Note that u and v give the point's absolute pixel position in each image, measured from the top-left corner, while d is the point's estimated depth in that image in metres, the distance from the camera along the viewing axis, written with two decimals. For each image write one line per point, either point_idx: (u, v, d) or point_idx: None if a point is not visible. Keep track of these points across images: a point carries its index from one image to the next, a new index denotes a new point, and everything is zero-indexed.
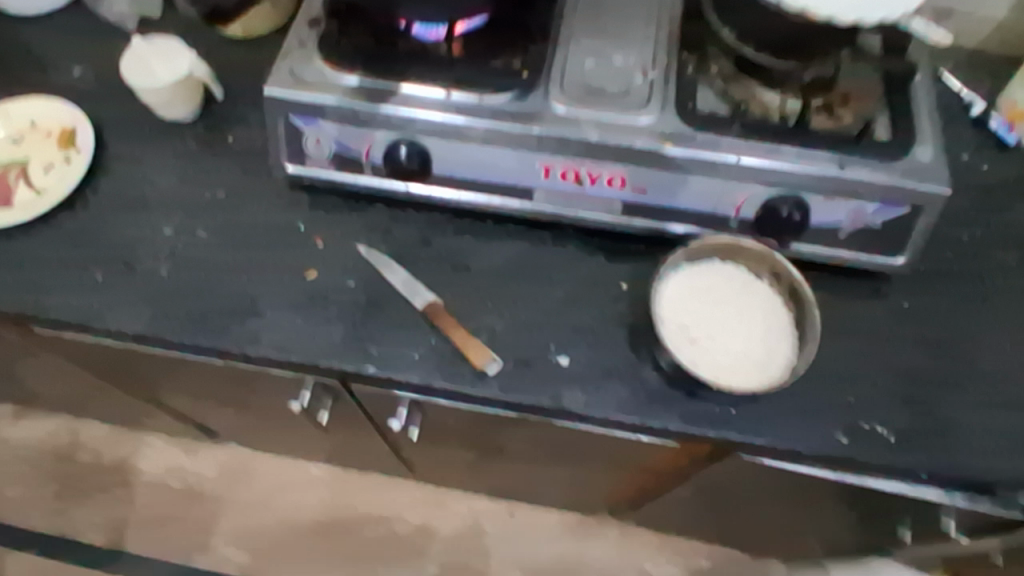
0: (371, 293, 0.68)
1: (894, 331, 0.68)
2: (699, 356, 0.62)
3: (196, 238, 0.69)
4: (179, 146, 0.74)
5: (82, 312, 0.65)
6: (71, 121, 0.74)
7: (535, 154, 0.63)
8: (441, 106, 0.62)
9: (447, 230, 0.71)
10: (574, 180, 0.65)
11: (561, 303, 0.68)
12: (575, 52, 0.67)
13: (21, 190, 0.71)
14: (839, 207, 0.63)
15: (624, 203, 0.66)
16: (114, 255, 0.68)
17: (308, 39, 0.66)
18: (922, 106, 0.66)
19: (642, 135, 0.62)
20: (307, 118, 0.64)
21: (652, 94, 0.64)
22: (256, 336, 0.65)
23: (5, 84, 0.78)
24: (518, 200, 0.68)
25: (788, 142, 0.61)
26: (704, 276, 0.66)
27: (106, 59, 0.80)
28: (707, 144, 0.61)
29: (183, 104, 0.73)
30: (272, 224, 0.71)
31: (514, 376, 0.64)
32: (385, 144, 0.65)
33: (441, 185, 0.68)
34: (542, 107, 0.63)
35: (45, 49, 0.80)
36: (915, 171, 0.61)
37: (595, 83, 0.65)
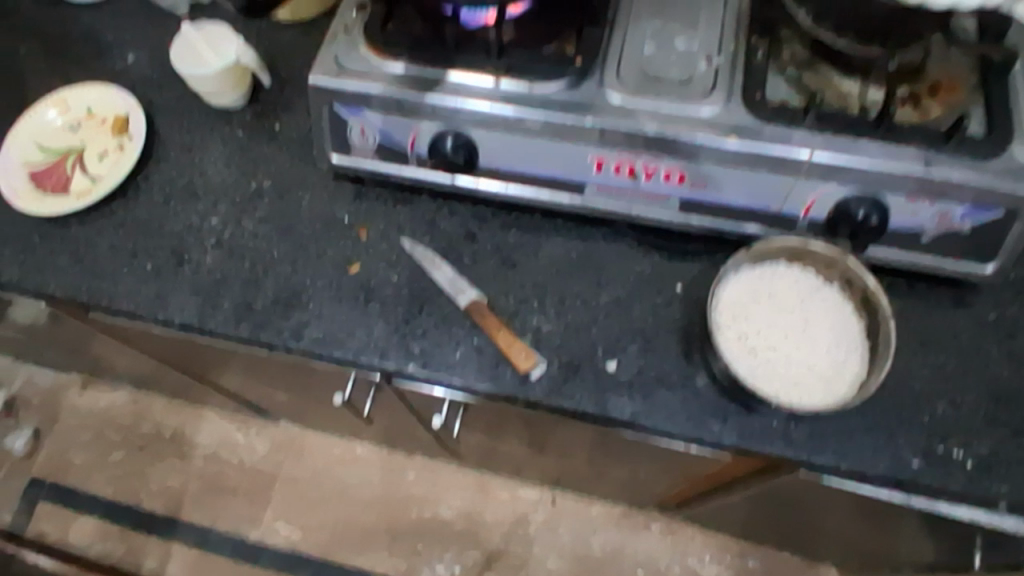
0: (414, 288, 0.66)
1: (978, 346, 0.62)
2: (759, 366, 0.58)
3: (241, 228, 0.69)
4: (228, 134, 0.74)
5: (131, 301, 0.66)
6: (125, 108, 0.75)
7: (588, 147, 0.59)
8: (490, 95, 0.59)
9: (493, 224, 0.69)
10: (629, 175, 0.61)
11: (611, 305, 0.65)
12: (634, 35, 0.63)
13: (78, 176, 0.71)
14: (922, 210, 0.57)
15: (681, 200, 0.62)
16: (163, 244, 0.68)
17: (355, 25, 0.64)
18: (1023, 98, 0.59)
19: (704, 127, 0.57)
20: (352, 108, 0.62)
21: (716, 83, 0.59)
22: (298, 330, 0.64)
23: (61, 67, 0.79)
24: (569, 194, 0.64)
25: (867, 137, 0.56)
26: (768, 279, 0.61)
27: (158, 45, 0.79)
28: (776, 138, 0.56)
29: (233, 91, 0.73)
30: (318, 215, 0.69)
31: (559, 381, 0.62)
32: (431, 135, 0.62)
33: (488, 178, 0.65)
34: (596, 96, 0.59)
35: (102, 34, 0.81)
36: (1014, 172, 0.55)
37: (655, 71, 0.60)
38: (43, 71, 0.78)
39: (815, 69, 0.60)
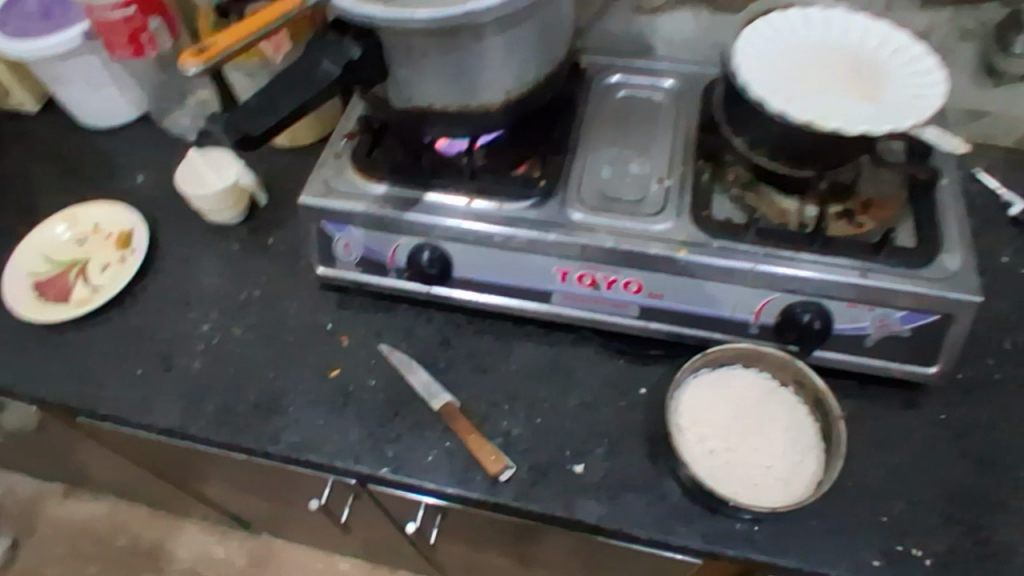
0: (390, 392, 0.69)
1: (931, 446, 0.64)
2: (718, 468, 0.60)
3: (229, 335, 0.73)
4: (223, 248, 0.79)
5: (118, 405, 0.69)
6: (129, 223, 0.80)
7: (552, 258, 0.64)
8: (463, 212, 0.65)
9: (468, 330, 0.72)
10: (590, 285, 0.65)
11: (579, 407, 0.67)
12: (593, 160, 0.70)
13: (80, 286, 0.76)
14: (863, 315, 0.61)
15: (640, 307, 0.66)
16: (154, 351, 0.72)
17: (343, 151, 0.71)
18: (950, 213, 0.64)
19: (657, 241, 0.62)
20: (338, 224, 0.68)
21: (667, 202, 0.66)
22: (277, 434, 0.66)
23: (74, 188, 0.85)
24: (537, 302, 0.68)
25: (805, 249, 0.61)
26: (725, 383, 0.64)
27: (166, 168, 0.87)
28: (722, 251, 0.61)
29: (232, 210, 0.79)
30: (302, 323, 0.73)
31: (528, 484, 0.63)
32: (409, 249, 0.67)
33: (461, 287, 0.69)
34: (559, 214, 0.65)
35: (115, 158, 0.88)
36: (942, 280, 0.59)
37: (612, 192, 0.67)
38: (57, 191, 0.85)
39: (755, 189, 0.65)
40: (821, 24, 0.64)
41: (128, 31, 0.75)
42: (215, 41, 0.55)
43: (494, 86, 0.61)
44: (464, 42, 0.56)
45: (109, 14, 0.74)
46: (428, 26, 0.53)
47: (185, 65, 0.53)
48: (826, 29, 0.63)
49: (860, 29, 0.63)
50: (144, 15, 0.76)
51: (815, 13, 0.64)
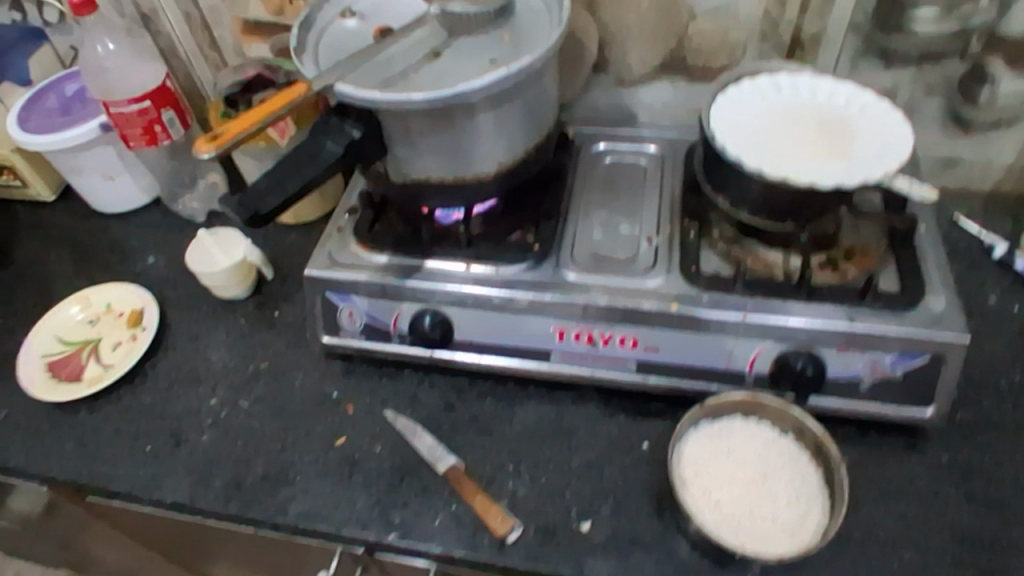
0: (396, 457, 0.70)
1: (936, 489, 0.65)
2: (723, 519, 0.60)
3: (238, 408, 0.74)
4: (231, 323, 0.82)
5: (128, 482, 0.69)
6: (141, 303, 0.83)
7: (549, 318, 0.67)
8: (462, 278, 0.68)
9: (471, 393, 0.74)
10: (588, 342, 0.67)
11: (583, 466, 0.68)
12: (585, 223, 0.73)
13: (92, 365, 0.78)
14: (855, 360, 0.63)
15: (637, 362, 0.67)
16: (163, 426, 0.73)
17: (346, 226, 0.74)
18: (930, 259, 0.67)
19: (649, 297, 0.65)
20: (342, 294, 0.70)
21: (657, 260, 0.68)
22: (285, 504, 0.67)
23: (88, 272, 0.89)
24: (537, 361, 0.70)
25: (792, 298, 0.63)
26: (725, 435, 0.65)
27: (176, 249, 0.90)
28: (713, 304, 0.64)
29: (239, 286, 0.82)
30: (308, 393, 0.75)
31: (536, 545, 0.63)
32: (411, 315, 0.70)
33: (462, 350, 0.71)
34: (554, 275, 0.68)
35: (127, 241, 0.92)
36: (927, 322, 0.61)
37: (603, 252, 0.70)
38: (72, 276, 0.88)
39: (741, 243, 0.69)
40: (790, 87, 0.68)
41: (143, 123, 0.80)
42: (226, 127, 0.57)
43: (487, 158, 0.65)
44: (458, 119, 0.60)
45: (125, 109, 0.78)
46: (424, 106, 0.57)
47: (200, 152, 0.55)
48: (795, 92, 0.67)
49: (827, 90, 0.67)
50: (159, 107, 0.80)
51: (784, 78, 0.69)
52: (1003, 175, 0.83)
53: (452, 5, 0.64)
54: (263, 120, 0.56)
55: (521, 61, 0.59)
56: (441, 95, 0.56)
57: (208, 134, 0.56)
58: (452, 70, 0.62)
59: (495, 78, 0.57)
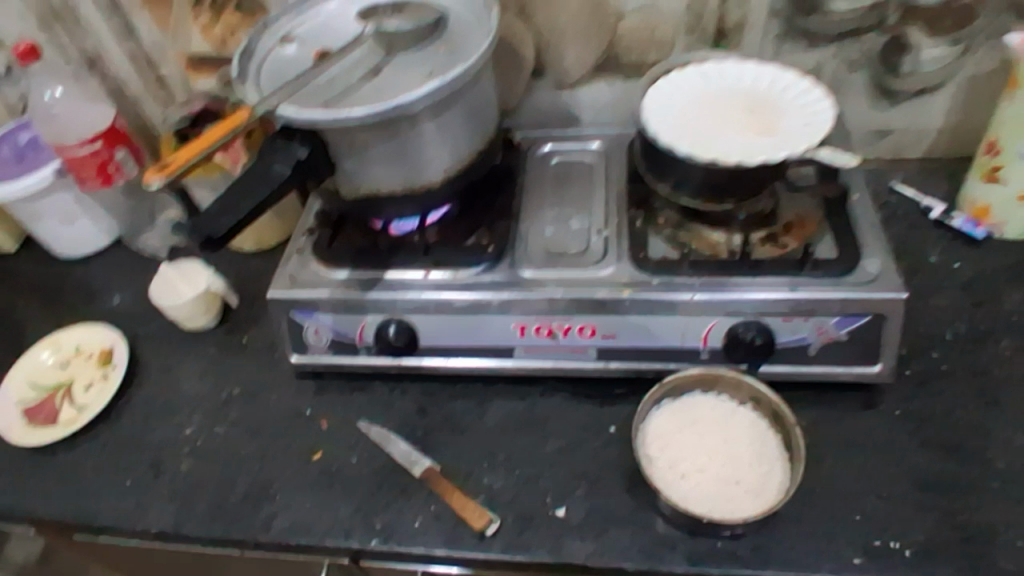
0: (374, 466, 0.71)
1: (892, 441, 0.68)
2: (691, 489, 0.63)
3: (214, 434, 0.75)
4: (201, 352, 0.82)
5: (111, 517, 0.70)
6: (110, 341, 0.84)
7: (510, 315, 0.68)
8: (422, 284, 0.70)
9: (442, 397, 0.75)
10: (548, 334, 0.69)
11: (556, 454, 0.70)
12: (537, 221, 0.75)
13: (65, 407, 0.79)
14: (802, 326, 0.66)
15: (598, 349, 0.69)
16: (142, 459, 0.74)
17: (305, 245, 0.76)
18: (864, 223, 0.70)
19: (603, 285, 0.67)
20: (306, 312, 0.72)
21: (607, 250, 0.71)
22: (268, 521, 0.68)
23: (55, 316, 0.89)
24: (501, 358, 0.71)
25: (738, 273, 0.66)
26: (687, 409, 0.67)
27: (141, 285, 0.91)
28: (662, 286, 0.66)
29: (205, 315, 0.82)
30: (282, 412, 0.76)
31: (515, 535, 0.65)
32: (375, 325, 0.71)
33: (430, 355, 0.73)
34: (511, 274, 0.70)
35: (92, 283, 0.92)
36: (866, 284, 0.65)
37: (556, 247, 0.72)
38: (39, 322, 0.89)
39: (686, 227, 0.71)
40: (717, 75, 0.71)
41: (96, 164, 0.81)
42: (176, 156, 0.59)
43: (432, 166, 0.67)
44: (400, 131, 0.63)
45: (77, 150, 0.79)
46: (365, 120, 0.59)
47: (150, 183, 0.57)
48: (722, 78, 0.70)
49: (753, 74, 0.70)
50: (110, 147, 0.81)
51: (711, 66, 0.72)
52: (934, 139, 0.87)
53: (386, 24, 0.67)
54: (210, 148, 0.58)
55: (454, 71, 0.61)
56: (381, 110, 0.58)
57: (158, 166, 0.58)
58: (391, 86, 0.64)
59: (429, 90, 0.60)
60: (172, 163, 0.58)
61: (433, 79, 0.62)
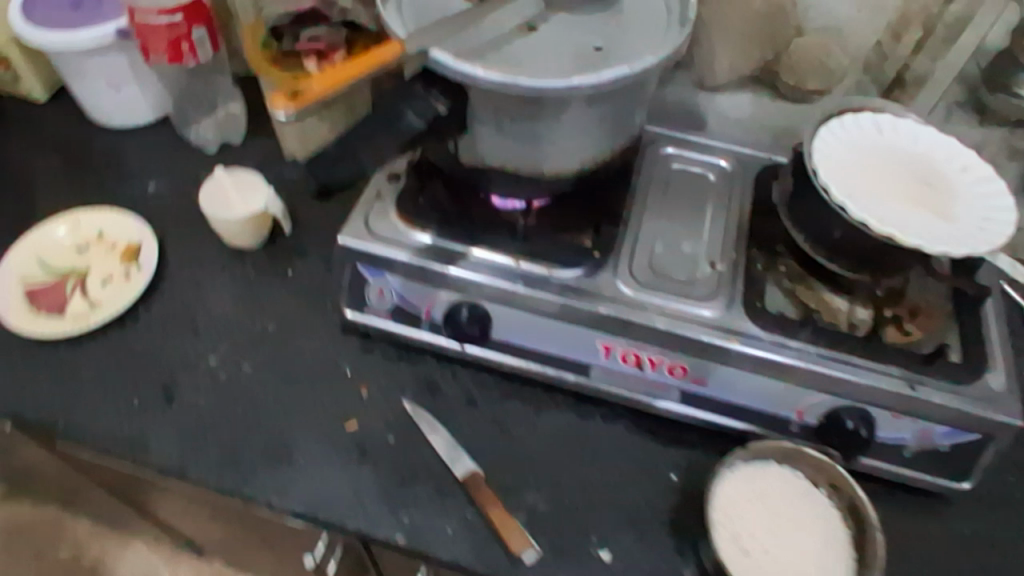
0: (409, 452, 0.64)
1: (957, 563, 0.64)
2: (752, 570, 0.58)
3: (240, 372, 0.67)
4: (238, 274, 0.74)
5: (111, 438, 0.63)
6: (139, 236, 0.74)
7: (599, 334, 0.62)
8: (509, 273, 0.63)
9: (495, 394, 0.68)
10: (635, 363, 0.63)
11: (607, 488, 0.64)
12: (646, 233, 0.67)
13: (76, 299, 0.71)
14: (906, 426, 0.61)
15: (682, 391, 0.64)
16: (155, 380, 0.66)
17: (386, 191, 0.67)
18: (994, 332, 0.64)
19: (709, 328, 0.61)
20: (375, 270, 0.64)
21: (720, 288, 0.63)
22: (285, 485, 0.62)
23: (79, 190, 0.80)
24: (575, 373, 0.65)
25: (858, 353, 0.60)
26: (761, 480, 0.62)
27: (181, 177, 0.81)
28: (773, 345, 0.60)
29: (251, 237, 0.73)
30: (318, 365, 0.68)
31: (552, 569, 0.59)
32: (447, 305, 0.64)
33: (496, 349, 0.66)
34: (610, 287, 0.63)
35: (126, 161, 0.82)
36: (988, 400, 0.59)
37: (662, 269, 0.64)
38: (59, 191, 0.79)
39: (809, 285, 0.64)
40: (893, 130, 0.63)
41: (169, 38, 0.70)
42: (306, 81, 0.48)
43: (568, 155, 0.58)
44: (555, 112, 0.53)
45: (152, 19, 0.68)
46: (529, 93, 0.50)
47: (278, 112, 0.46)
48: (897, 136, 0.63)
49: (931, 141, 0.63)
50: (190, 24, 0.70)
51: (887, 118, 0.64)
52: None
53: None
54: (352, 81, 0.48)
55: (647, 61, 0.51)
56: (568, 90, 0.49)
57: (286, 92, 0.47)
58: (552, 49, 0.55)
59: (614, 76, 0.50)
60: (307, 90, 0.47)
61: (608, 61, 0.54)
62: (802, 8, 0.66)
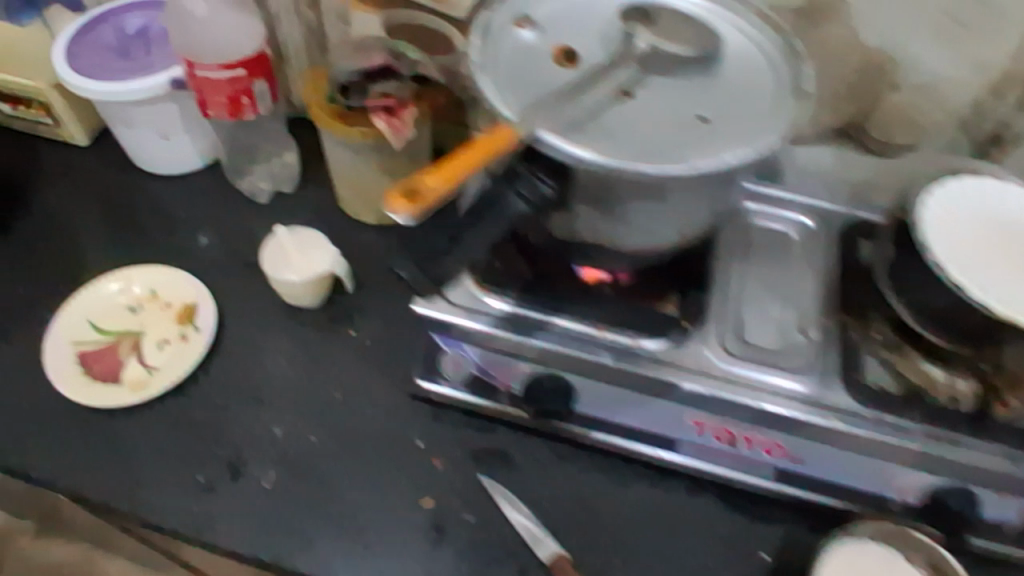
0: (488, 532, 0.60)
1: None
2: None
3: (306, 443, 0.64)
4: (299, 336, 0.71)
5: (176, 518, 0.60)
6: (194, 295, 0.72)
7: (689, 410, 0.59)
8: (592, 344, 0.59)
9: (575, 466, 0.65)
10: (729, 441, 0.60)
11: (697, 569, 0.60)
12: (732, 297, 0.64)
13: (132, 364, 0.68)
14: (1012, 506, 0.58)
15: (777, 469, 0.61)
16: (219, 454, 0.63)
17: None
18: None
19: (809, 406, 0.57)
20: (450, 340, 0.61)
21: (817, 360, 0.60)
22: (360, 570, 0.58)
23: (129, 244, 0.77)
24: (663, 449, 0.62)
25: (969, 432, 0.56)
26: (856, 559, 0.59)
27: (234, 229, 0.78)
28: (877, 423, 0.57)
29: (312, 295, 0.70)
30: (388, 436, 0.65)
31: None
32: (528, 377, 0.61)
33: (580, 422, 0.63)
34: (702, 360, 0.59)
35: (176, 212, 0.79)
36: None
37: (753, 338, 0.61)
38: (109, 245, 0.77)
39: (904, 353, 0.59)
40: (998, 198, 0.61)
41: (230, 92, 0.67)
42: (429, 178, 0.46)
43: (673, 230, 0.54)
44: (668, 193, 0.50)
45: (213, 74, 0.66)
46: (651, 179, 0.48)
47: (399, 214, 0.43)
48: (1002, 204, 0.61)
49: None
50: (251, 77, 0.67)
51: (991, 184, 0.62)
52: None
53: (663, 46, 0.53)
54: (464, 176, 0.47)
55: (770, 142, 0.49)
56: (680, 175, 0.47)
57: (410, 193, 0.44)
58: (661, 122, 0.51)
59: (740, 159, 0.48)
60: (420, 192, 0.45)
61: (722, 138, 0.50)
62: (896, 63, 0.62)
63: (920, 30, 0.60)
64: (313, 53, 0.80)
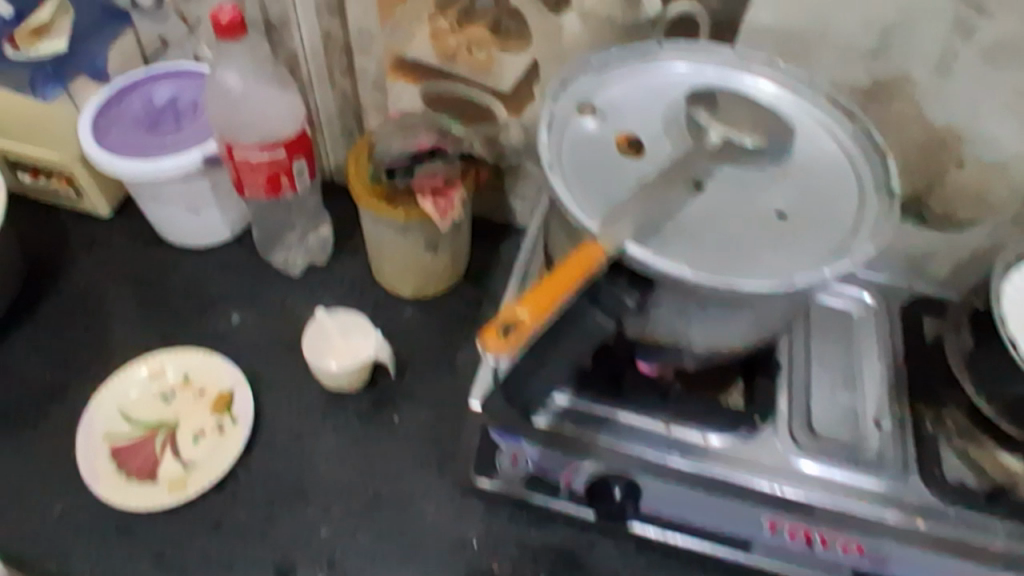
0: None
1: None
2: None
3: (357, 545, 0.61)
4: (342, 423, 0.68)
5: None
6: (231, 382, 0.68)
7: (764, 511, 0.55)
8: (663, 442, 0.56)
9: (638, 562, 0.62)
10: (805, 541, 0.56)
11: None
12: (797, 380, 0.61)
13: (168, 460, 0.64)
14: None
15: (855, 569, 0.58)
16: (265, 558, 0.60)
17: None
18: None
19: (892, 507, 0.54)
20: (509, 435, 0.56)
21: (893, 454, 0.58)
22: None
23: (160, 324, 0.74)
24: (732, 547, 0.59)
25: None
26: None
27: (268, 306, 0.75)
28: (962, 522, 0.54)
29: (350, 382, 0.67)
30: (441, 533, 0.62)
31: None
32: (590, 476, 0.57)
33: (643, 518, 0.59)
34: (777, 457, 0.56)
35: (207, 288, 0.77)
36: None
37: (824, 430, 0.59)
38: (138, 326, 0.73)
39: (979, 442, 0.58)
40: None
41: (269, 172, 0.65)
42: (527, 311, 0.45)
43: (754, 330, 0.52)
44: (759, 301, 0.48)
45: (252, 155, 0.64)
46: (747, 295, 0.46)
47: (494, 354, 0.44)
48: None
49: None
50: (291, 156, 0.65)
51: None
52: None
53: (737, 137, 0.51)
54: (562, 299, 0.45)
55: (867, 252, 0.47)
56: (769, 292, 0.45)
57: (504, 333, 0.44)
58: (748, 224, 0.49)
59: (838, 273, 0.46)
60: (513, 335, 0.44)
61: (816, 247, 0.48)
62: (963, 141, 0.60)
63: (991, 110, 0.58)
64: (347, 122, 0.78)
